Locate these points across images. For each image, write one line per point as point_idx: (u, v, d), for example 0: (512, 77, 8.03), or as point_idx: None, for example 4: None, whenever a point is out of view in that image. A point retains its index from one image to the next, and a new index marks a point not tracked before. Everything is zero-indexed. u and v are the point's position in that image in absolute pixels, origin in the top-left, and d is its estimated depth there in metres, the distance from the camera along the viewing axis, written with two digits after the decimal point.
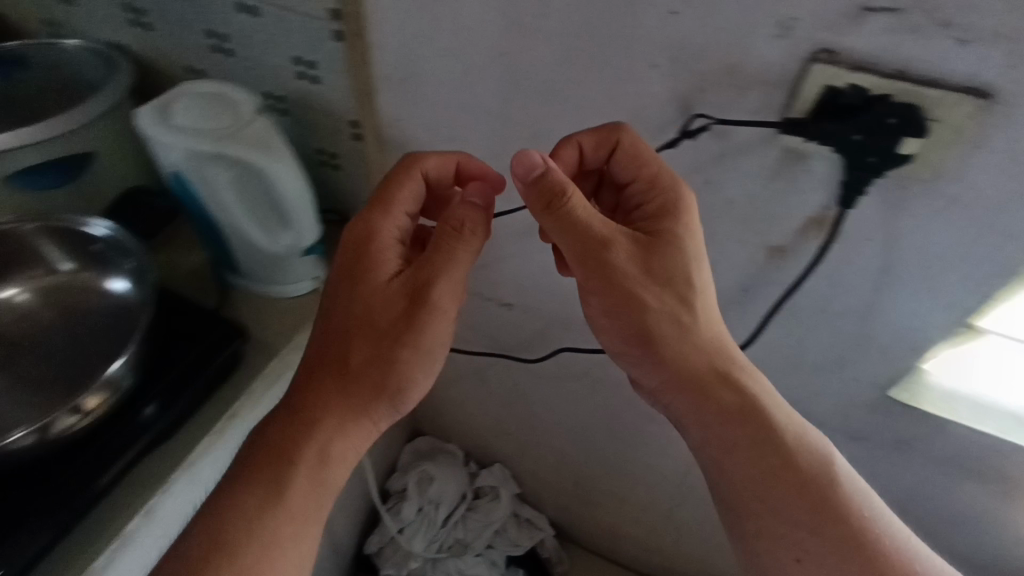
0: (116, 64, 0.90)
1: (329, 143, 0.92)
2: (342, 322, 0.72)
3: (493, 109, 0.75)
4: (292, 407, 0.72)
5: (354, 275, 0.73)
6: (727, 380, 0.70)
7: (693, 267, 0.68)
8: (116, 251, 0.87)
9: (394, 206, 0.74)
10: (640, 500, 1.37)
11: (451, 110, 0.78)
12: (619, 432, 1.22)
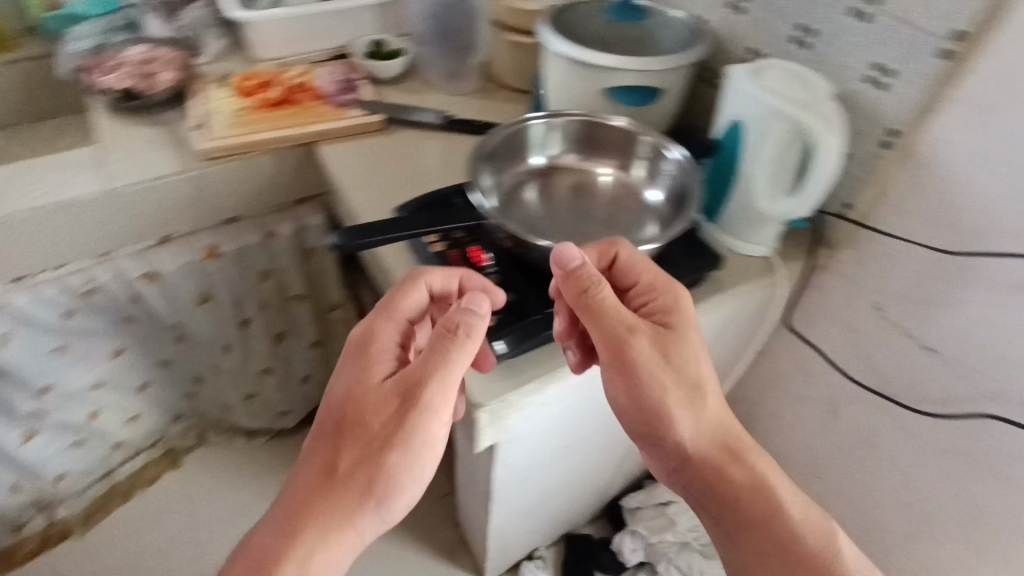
0: None
1: None
2: (336, 411, 0.58)
3: (989, 152, 0.64)
4: (296, 509, 0.56)
5: (359, 391, 0.58)
6: (725, 450, 0.63)
7: (692, 358, 0.62)
8: (557, 132, 0.76)
9: (388, 322, 0.62)
10: None
11: (994, 148, 0.63)
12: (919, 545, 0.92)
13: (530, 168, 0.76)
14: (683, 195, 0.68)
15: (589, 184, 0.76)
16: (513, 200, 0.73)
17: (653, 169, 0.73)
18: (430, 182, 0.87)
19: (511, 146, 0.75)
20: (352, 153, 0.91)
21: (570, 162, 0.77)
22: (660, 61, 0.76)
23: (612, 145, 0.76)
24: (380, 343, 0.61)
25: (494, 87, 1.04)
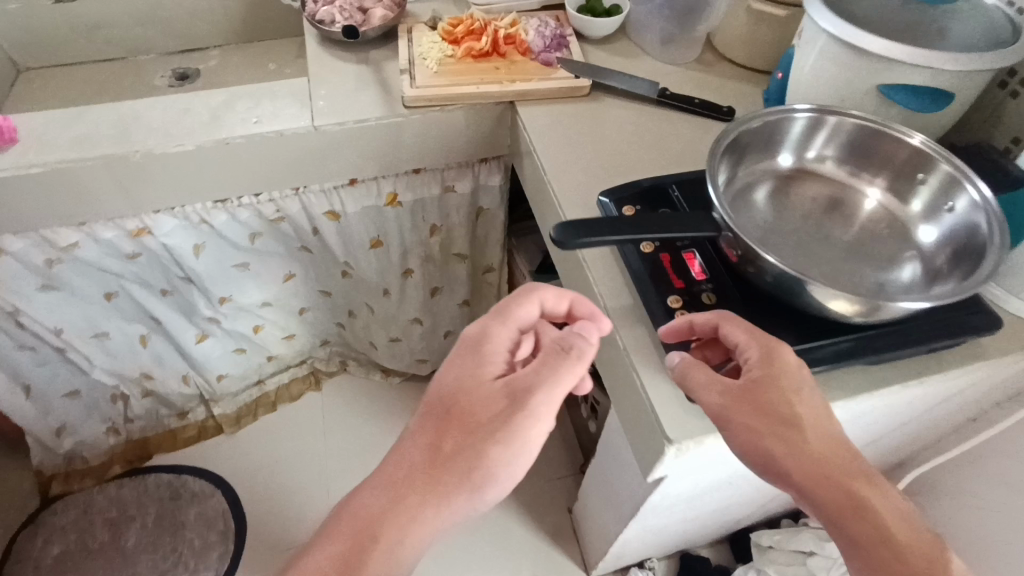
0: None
1: None
2: (441, 393, 0.54)
3: None
4: (396, 480, 0.51)
5: (465, 384, 0.54)
6: (834, 479, 0.49)
7: (788, 394, 0.52)
8: (819, 127, 0.63)
9: (507, 320, 0.57)
10: None
11: None
12: None
13: (776, 169, 0.65)
14: (976, 243, 0.55)
15: (846, 204, 0.64)
16: (747, 206, 0.63)
17: (938, 200, 0.60)
18: (637, 162, 0.78)
19: (763, 140, 0.64)
20: (554, 118, 0.84)
21: (829, 171, 0.65)
22: (968, 62, 0.60)
23: (890, 163, 0.63)
24: (494, 341, 0.56)
25: (718, 60, 0.92)
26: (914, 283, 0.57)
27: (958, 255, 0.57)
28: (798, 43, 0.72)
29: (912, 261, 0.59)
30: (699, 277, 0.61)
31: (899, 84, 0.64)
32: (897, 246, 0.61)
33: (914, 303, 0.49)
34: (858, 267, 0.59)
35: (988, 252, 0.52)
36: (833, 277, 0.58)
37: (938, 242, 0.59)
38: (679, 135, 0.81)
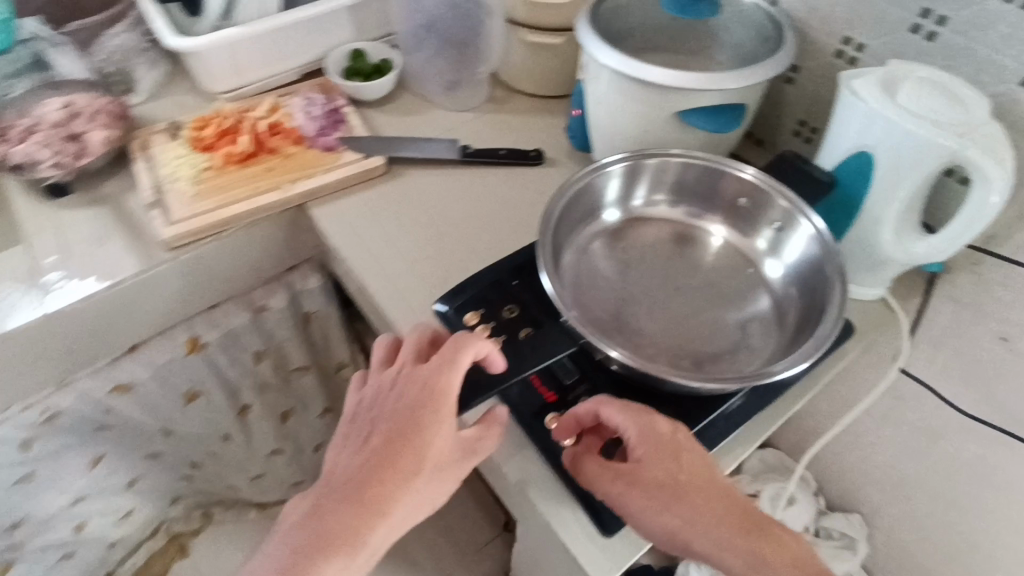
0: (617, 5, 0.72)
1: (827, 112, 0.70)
2: (403, 422, 0.49)
3: None
4: (360, 505, 0.46)
5: (428, 429, 0.49)
6: (730, 535, 0.46)
7: (673, 462, 0.47)
8: (636, 174, 0.61)
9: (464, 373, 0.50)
10: None
11: None
12: None
13: (606, 227, 0.62)
14: (821, 282, 0.54)
15: (691, 244, 0.62)
16: (587, 282, 0.58)
17: (777, 233, 0.59)
18: (460, 241, 0.69)
19: (583, 207, 0.60)
20: (356, 212, 0.73)
21: (665, 213, 0.64)
22: (749, 77, 0.59)
23: (724, 197, 0.62)
24: (455, 393, 0.49)
25: (508, 95, 0.86)
26: (765, 323, 0.56)
27: (803, 292, 0.56)
28: (586, 81, 0.68)
29: (763, 298, 0.58)
30: (569, 376, 0.55)
31: (696, 108, 0.62)
32: (746, 283, 0.59)
33: (769, 377, 0.46)
34: (715, 314, 0.57)
35: (831, 292, 0.52)
36: (692, 340, 0.55)
37: (785, 276, 0.58)
38: (494, 195, 0.74)
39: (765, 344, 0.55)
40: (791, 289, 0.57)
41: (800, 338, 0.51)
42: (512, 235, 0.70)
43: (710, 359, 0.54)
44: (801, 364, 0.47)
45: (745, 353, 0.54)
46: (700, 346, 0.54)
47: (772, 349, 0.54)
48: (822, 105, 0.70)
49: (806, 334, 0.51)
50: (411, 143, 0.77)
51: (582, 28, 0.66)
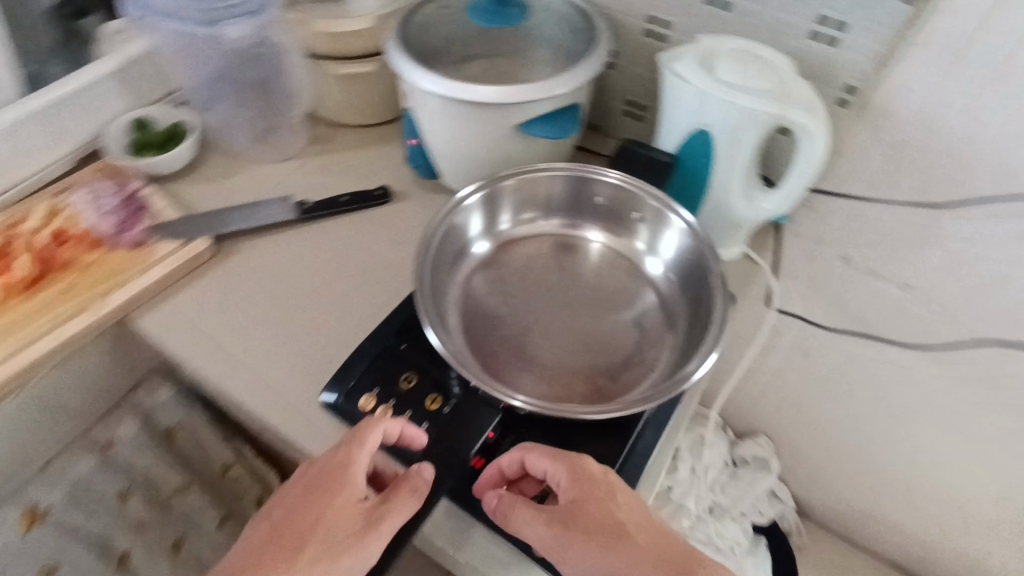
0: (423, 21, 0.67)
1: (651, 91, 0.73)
2: (303, 493, 0.45)
3: (951, 94, 0.57)
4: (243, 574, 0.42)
5: (325, 495, 0.44)
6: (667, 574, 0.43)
7: (609, 502, 0.45)
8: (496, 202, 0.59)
9: (368, 442, 0.46)
10: (885, 513, 1.06)
11: (957, 88, 0.57)
12: (907, 455, 0.94)
13: (477, 260, 0.59)
14: (700, 270, 0.55)
15: (570, 255, 0.60)
16: (473, 326, 0.54)
17: (649, 228, 0.59)
18: (326, 311, 0.62)
19: (448, 247, 0.56)
20: (193, 310, 0.62)
21: (537, 229, 0.62)
22: (571, 80, 0.60)
23: (593, 202, 0.61)
24: (354, 461, 0.45)
25: (332, 132, 0.78)
26: (657, 319, 0.56)
27: (687, 284, 0.56)
28: (422, 113, 0.65)
29: (651, 294, 0.58)
30: (490, 432, 0.51)
31: (532, 118, 0.61)
32: (630, 283, 0.59)
33: (684, 383, 0.47)
34: (609, 320, 0.56)
35: (715, 288, 0.53)
36: (592, 360, 0.53)
37: (667, 270, 0.58)
38: (349, 249, 0.67)
39: (661, 341, 0.55)
40: (675, 282, 0.58)
41: (698, 330, 0.52)
42: (380, 289, 0.64)
43: (612, 372, 0.53)
44: (710, 360, 0.47)
45: (643, 355, 0.54)
46: (605, 360, 0.53)
47: (672, 341, 0.55)
48: (645, 84, 0.72)
49: (701, 327, 0.52)
50: (238, 214, 0.68)
51: (401, 59, 0.63)
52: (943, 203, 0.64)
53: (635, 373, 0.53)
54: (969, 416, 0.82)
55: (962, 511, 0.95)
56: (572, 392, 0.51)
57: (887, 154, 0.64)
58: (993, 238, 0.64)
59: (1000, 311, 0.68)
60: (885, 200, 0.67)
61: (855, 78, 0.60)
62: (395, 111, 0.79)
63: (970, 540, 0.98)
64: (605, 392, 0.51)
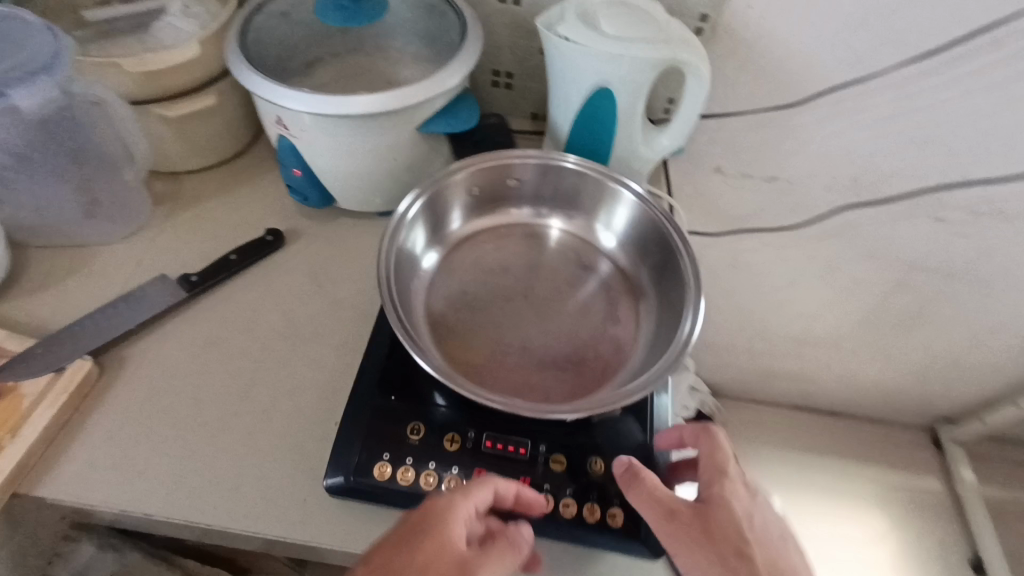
0: (261, 33, 0.58)
1: (515, 58, 0.71)
2: (407, 522, 0.41)
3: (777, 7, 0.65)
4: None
5: (422, 539, 0.40)
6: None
7: (736, 520, 0.45)
8: (439, 205, 0.56)
9: (475, 494, 0.43)
10: (778, 366, 1.24)
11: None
12: (787, 313, 1.10)
13: (428, 276, 0.56)
14: (658, 238, 0.55)
15: (527, 243, 0.60)
16: (451, 348, 0.51)
17: (601, 205, 0.59)
18: (273, 387, 0.55)
19: (401, 274, 0.52)
20: (108, 444, 0.52)
21: (489, 223, 0.61)
22: (461, 65, 0.56)
23: (546, 187, 0.60)
24: (458, 510, 0.42)
25: (178, 184, 0.66)
26: (622, 287, 0.57)
27: (643, 252, 0.57)
28: (305, 141, 0.57)
29: (607, 265, 0.59)
30: (522, 449, 0.50)
31: (429, 113, 0.57)
32: (586, 258, 0.59)
33: (688, 343, 0.46)
34: (580, 298, 0.56)
35: (672, 245, 0.54)
36: (581, 342, 0.52)
37: (620, 243, 0.59)
38: (263, 311, 0.60)
39: (634, 305, 0.56)
40: (631, 253, 0.58)
41: (672, 285, 0.53)
42: (321, 342, 0.58)
43: (603, 348, 0.52)
44: (700, 313, 0.48)
45: (621, 322, 0.54)
46: (592, 334, 0.53)
47: (647, 299, 0.56)
48: (508, 49, 0.70)
49: (676, 286, 0.52)
50: (109, 315, 0.56)
51: (262, 84, 0.54)
52: (790, 102, 0.73)
53: (621, 340, 0.53)
54: (829, 268, 0.98)
55: (833, 344, 1.15)
56: (578, 382, 0.50)
57: (740, 69, 0.71)
58: (832, 120, 0.74)
59: (843, 178, 0.81)
60: (743, 110, 0.75)
61: (704, 9, 0.65)
62: (244, 139, 0.68)
63: (842, 363, 1.19)
64: (605, 368, 0.51)
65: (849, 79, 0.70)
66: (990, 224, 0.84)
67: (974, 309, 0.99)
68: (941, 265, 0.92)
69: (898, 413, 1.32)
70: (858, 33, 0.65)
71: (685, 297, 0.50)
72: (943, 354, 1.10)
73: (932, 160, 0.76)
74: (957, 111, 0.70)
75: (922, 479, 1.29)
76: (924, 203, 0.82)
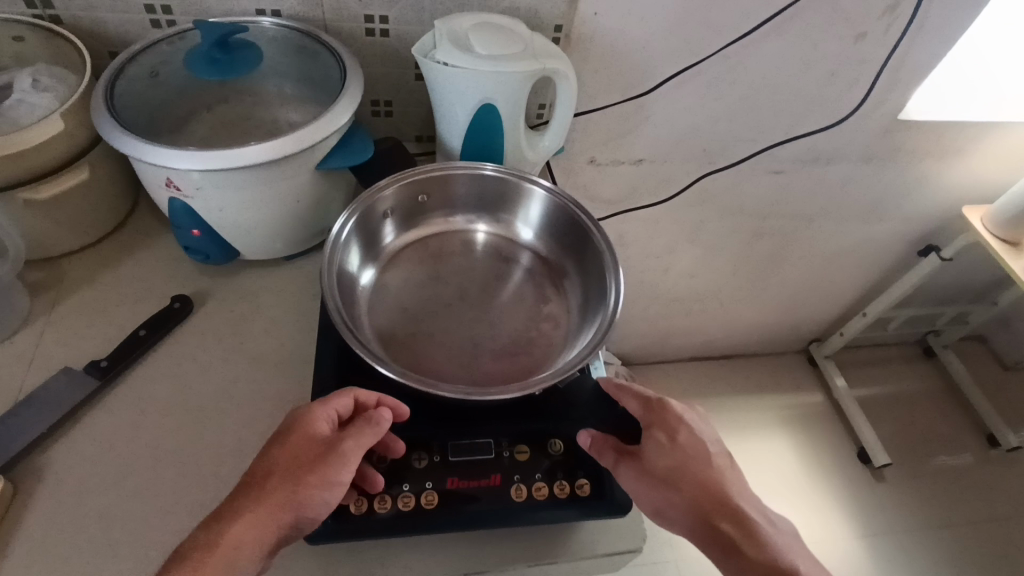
0: (120, 98, 0.55)
1: (390, 88, 0.74)
2: (281, 430, 0.47)
3: (618, 15, 0.72)
4: (213, 515, 0.43)
5: (287, 434, 0.46)
6: (721, 536, 0.47)
7: (668, 450, 0.50)
8: (365, 223, 0.59)
9: (333, 399, 0.47)
10: (672, 326, 1.37)
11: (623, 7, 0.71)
12: (670, 277, 1.22)
13: (368, 292, 0.59)
14: (570, 223, 0.61)
15: (457, 248, 0.64)
16: (405, 360, 0.53)
17: (517, 204, 0.64)
18: (221, 454, 0.54)
19: (343, 291, 0.54)
20: (49, 556, 0.47)
21: (423, 232, 0.64)
22: (344, 101, 0.57)
23: (467, 195, 0.64)
24: (316, 412, 0.47)
25: (53, 269, 0.62)
26: (548, 274, 0.62)
27: (561, 240, 0.63)
28: (200, 200, 0.56)
29: (529, 256, 0.64)
30: (486, 448, 0.52)
31: (326, 152, 0.58)
32: (511, 253, 0.64)
33: (617, 308, 0.53)
34: (512, 289, 0.60)
35: (584, 226, 0.60)
36: (520, 327, 0.57)
37: (539, 236, 0.64)
38: (190, 380, 0.57)
39: (560, 287, 0.61)
40: (552, 244, 0.63)
41: (590, 258, 0.59)
42: (260, 398, 0.57)
43: (543, 330, 0.57)
44: (620, 278, 0.54)
45: (553, 305, 0.60)
46: (527, 321, 0.58)
47: (573, 278, 0.61)
48: (383, 79, 0.73)
49: (595, 264, 0.58)
50: (10, 425, 0.51)
51: (138, 146, 0.52)
52: (643, 91, 0.82)
53: (556, 320, 0.58)
54: (699, 230, 1.10)
55: (715, 296, 1.28)
56: (527, 364, 0.54)
57: (597, 68, 0.78)
58: (678, 101, 0.84)
59: (696, 149, 0.92)
60: (605, 104, 0.82)
61: (556, 26, 0.71)
62: (120, 212, 0.65)
63: (723, 311, 1.34)
64: (548, 347, 0.56)
65: (686, 64, 0.79)
66: (811, 169, 0.99)
67: (817, 241, 1.16)
68: (782, 209, 1.07)
69: (779, 344, 1.50)
70: (687, 25, 0.74)
71: (605, 272, 0.56)
72: (802, 285, 1.28)
73: (759, 124, 0.89)
74: (773, 80, 0.83)
75: (807, 395, 1.49)
76: (761, 161, 0.96)
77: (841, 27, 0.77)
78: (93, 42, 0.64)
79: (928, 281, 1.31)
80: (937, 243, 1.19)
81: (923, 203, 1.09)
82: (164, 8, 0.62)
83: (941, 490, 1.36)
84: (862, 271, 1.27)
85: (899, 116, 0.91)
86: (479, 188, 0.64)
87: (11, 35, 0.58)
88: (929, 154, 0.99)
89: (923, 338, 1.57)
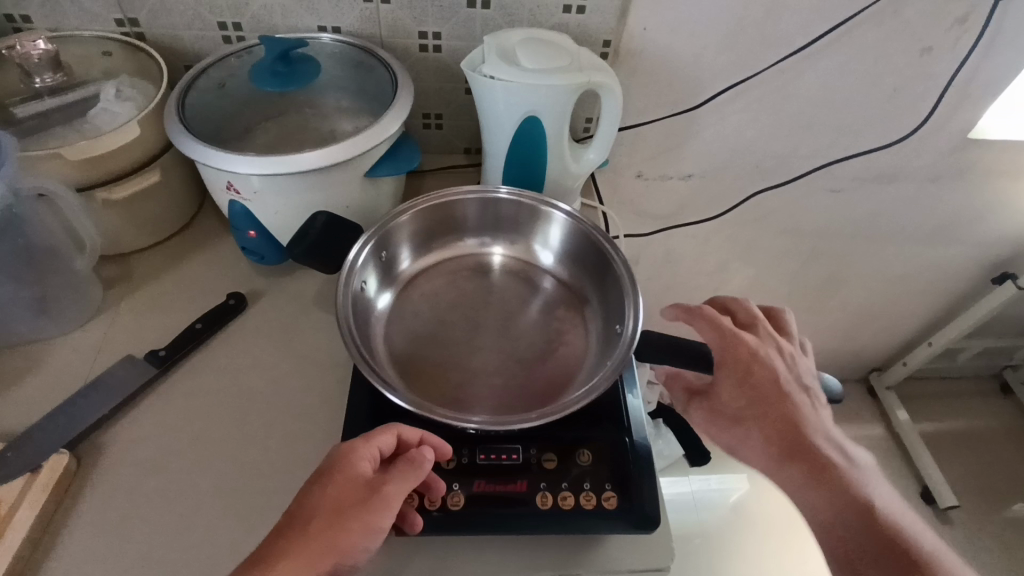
0: (188, 107, 0.59)
1: (442, 102, 0.76)
2: (321, 470, 0.46)
3: (669, 31, 0.72)
4: (255, 557, 0.42)
5: (331, 475, 0.45)
6: (783, 453, 0.55)
7: (735, 389, 0.57)
8: (385, 245, 0.61)
9: (376, 437, 0.47)
10: None
11: (674, 22, 0.71)
12: (720, 296, 1.19)
13: (385, 316, 0.60)
14: (590, 248, 0.61)
15: (473, 273, 0.65)
16: (421, 383, 0.54)
17: (536, 227, 0.65)
18: (264, 446, 0.56)
19: (359, 315, 0.55)
20: (104, 531, 0.51)
21: (438, 257, 0.65)
22: (393, 113, 0.59)
23: (480, 219, 0.65)
24: (361, 451, 0.46)
25: (126, 265, 0.67)
26: (566, 300, 0.62)
27: (581, 264, 0.63)
28: (257, 203, 0.59)
29: (551, 281, 0.64)
30: (514, 455, 0.52)
31: (376, 160, 0.61)
32: (530, 277, 0.64)
33: (637, 333, 0.52)
34: (529, 314, 0.61)
35: (603, 251, 0.60)
36: (540, 351, 0.58)
37: (559, 259, 0.65)
38: (240, 374, 0.60)
39: (579, 312, 0.61)
40: (571, 268, 0.64)
41: (610, 283, 0.59)
42: (304, 394, 0.59)
43: (562, 353, 0.58)
44: (641, 307, 0.54)
45: (571, 331, 0.60)
46: (544, 345, 0.58)
47: (594, 302, 0.61)
48: (434, 93, 0.75)
49: (615, 290, 0.58)
50: (78, 406, 0.56)
51: (203, 152, 0.55)
52: (692, 106, 0.81)
53: (575, 344, 0.59)
54: (751, 249, 1.07)
55: None
56: (543, 388, 0.55)
57: (647, 82, 0.78)
58: (730, 116, 0.83)
59: (748, 166, 0.90)
60: (653, 118, 0.82)
61: (607, 42, 0.72)
62: (187, 213, 0.70)
63: None
64: (565, 372, 0.56)
65: (738, 79, 0.78)
66: (871, 187, 0.95)
67: (878, 265, 1.11)
68: (842, 229, 1.03)
69: (835, 372, 1.43)
70: (740, 39, 0.74)
71: (625, 299, 0.56)
72: (863, 309, 1.22)
73: (814, 141, 0.87)
74: (831, 94, 0.80)
75: (865, 428, 1.40)
76: (816, 179, 0.94)
77: (904, 43, 0.75)
78: (172, 57, 0.69)
79: (1005, 310, 1.22)
80: (1015, 270, 1.11)
81: (999, 225, 1.02)
82: (236, 25, 0.67)
83: (1017, 541, 1.26)
84: (931, 297, 1.20)
85: (972, 135, 0.87)
86: (495, 212, 0.65)
87: (102, 50, 0.64)
88: (1005, 175, 0.94)
89: (999, 373, 1.47)
